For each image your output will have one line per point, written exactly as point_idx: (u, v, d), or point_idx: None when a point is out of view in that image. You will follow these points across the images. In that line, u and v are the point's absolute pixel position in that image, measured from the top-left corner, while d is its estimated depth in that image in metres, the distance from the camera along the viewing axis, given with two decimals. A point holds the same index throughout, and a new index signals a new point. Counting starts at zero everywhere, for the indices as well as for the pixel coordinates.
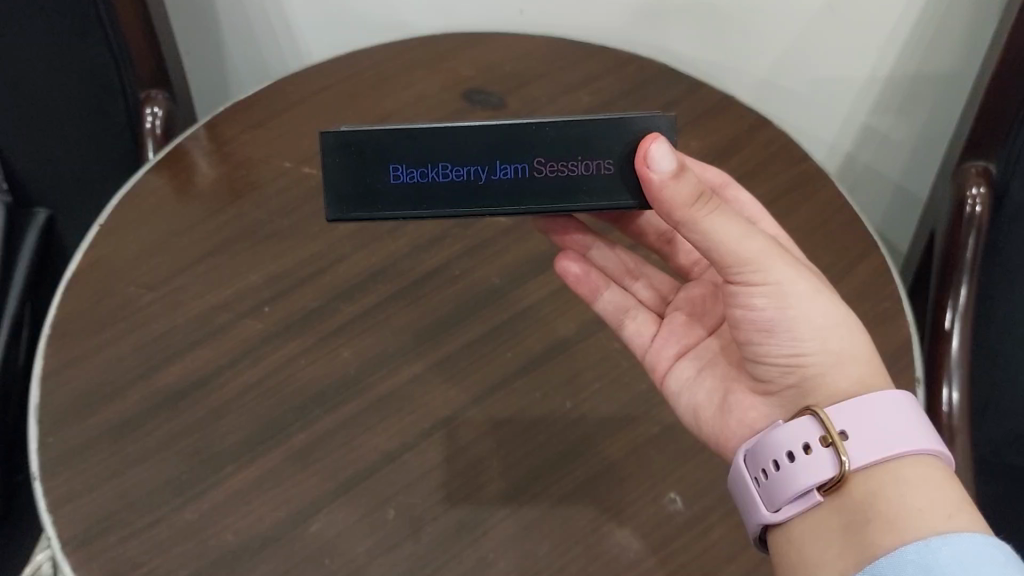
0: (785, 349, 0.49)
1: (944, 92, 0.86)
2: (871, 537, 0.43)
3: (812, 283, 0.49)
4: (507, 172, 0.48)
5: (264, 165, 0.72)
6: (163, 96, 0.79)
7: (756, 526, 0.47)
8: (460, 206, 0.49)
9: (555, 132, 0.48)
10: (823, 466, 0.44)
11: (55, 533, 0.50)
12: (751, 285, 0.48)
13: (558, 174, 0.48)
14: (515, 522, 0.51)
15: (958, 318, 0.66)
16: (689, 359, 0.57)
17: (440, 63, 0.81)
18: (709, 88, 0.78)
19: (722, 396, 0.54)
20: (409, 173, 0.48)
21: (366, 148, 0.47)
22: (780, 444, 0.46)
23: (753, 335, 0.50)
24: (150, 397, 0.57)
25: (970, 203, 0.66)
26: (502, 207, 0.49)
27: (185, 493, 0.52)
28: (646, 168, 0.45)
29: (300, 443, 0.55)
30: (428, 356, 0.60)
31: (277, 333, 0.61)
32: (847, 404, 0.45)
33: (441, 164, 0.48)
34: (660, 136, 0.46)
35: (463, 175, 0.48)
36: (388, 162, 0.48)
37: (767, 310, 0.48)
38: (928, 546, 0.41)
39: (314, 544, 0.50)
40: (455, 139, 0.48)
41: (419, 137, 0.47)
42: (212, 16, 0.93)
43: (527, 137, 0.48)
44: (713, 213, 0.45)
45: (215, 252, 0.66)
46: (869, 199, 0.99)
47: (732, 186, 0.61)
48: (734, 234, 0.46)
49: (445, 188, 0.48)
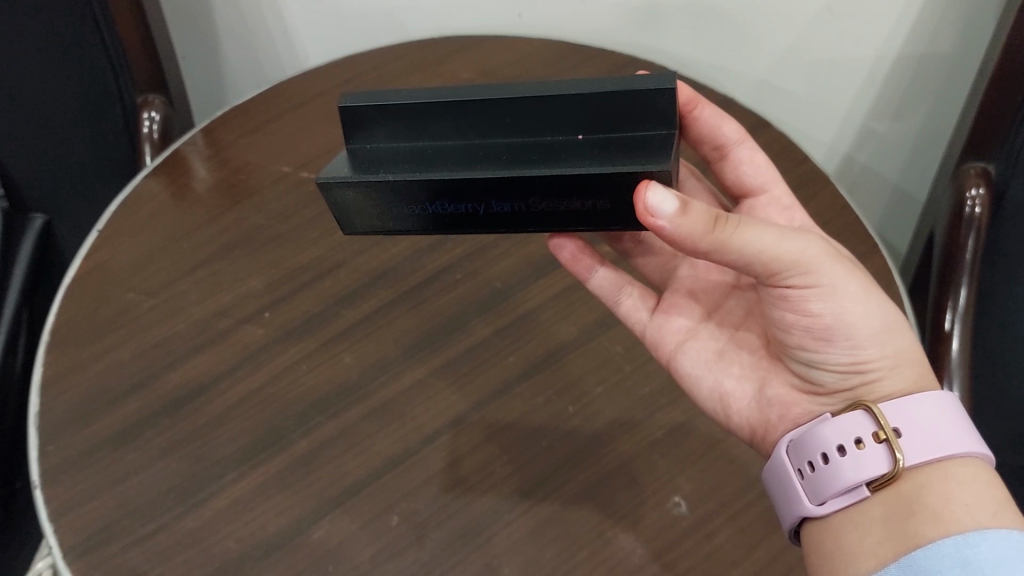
0: (843, 357, 0.49)
1: (943, 97, 0.86)
2: (913, 528, 0.43)
3: (863, 281, 0.48)
4: (503, 208, 0.47)
5: (264, 169, 0.72)
6: (162, 101, 0.77)
7: (793, 519, 0.47)
8: (466, 225, 0.49)
9: (543, 182, 0.45)
10: (877, 462, 0.44)
11: (57, 542, 0.50)
12: (806, 289, 0.47)
13: (556, 209, 0.47)
14: (520, 527, 0.51)
15: (958, 319, 0.66)
16: (705, 336, 0.57)
17: (437, 67, 0.81)
18: (708, 90, 0.78)
19: (757, 388, 0.53)
20: (410, 209, 0.48)
21: (362, 191, 0.47)
22: (829, 438, 0.46)
23: (808, 342, 0.49)
24: (151, 404, 0.57)
25: (969, 204, 0.66)
26: (507, 225, 0.49)
27: (186, 501, 0.52)
28: (652, 219, 0.42)
29: (303, 449, 0.55)
30: (431, 360, 0.60)
31: (277, 339, 0.61)
32: (902, 402, 0.45)
33: (438, 203, 0.47)
34: (652, 184, 0.42)
35: (461, 210, 0.48)
36: (388, 203, 0.48)
37: (825, 316, 0.47)
38: (967, 541, 0.41)
39: (318, 551, 0.50)
40: (444, 188, 0.46)
41: (410, 186, 0.46)
42: (208, 19, 0.92)
43: (515, 187, 0.46)
44: (737, 231, 0.43)
45: (215, 256, 0.66)
46: (868, 199, 0.99)
47: (748, 145, 0.62)
48: (776, 240, 0.45)
49: (448, 215, 0.49)
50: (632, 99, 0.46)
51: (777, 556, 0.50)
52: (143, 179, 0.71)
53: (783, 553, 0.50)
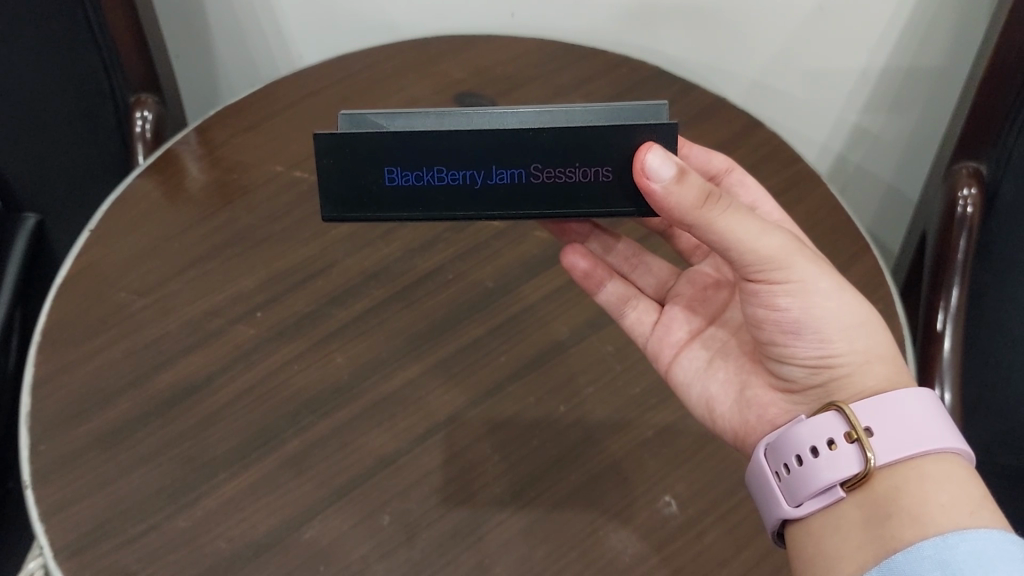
0: (812, 351, 0.48)
1: (934, 95, 0.87)
2: (892, 532, 0.43)
3: (834, 278, 0.49)
4: (503, 177, 0.48)
5: (256, 169, 0.72)
6: (155, 100, 0.79)
7: (774, 521, 0.47)
8: (457, 207, 0.49)
9: (551, 138, 0.46)
10: (848, 463, 0.44)
11: (48, 542, 0.50)
12: (774, 283, 0.48)
13: (555, 180, 0.48)
14: (510, 527, 0.51)
15: (949, 319, 0.67)
16: (700, 345, 0.57)
17: (431, 67, 0.81)
18: (701, 89, 0.78)
19: (738, 389, 0.54)
20: (405, 176, 0.48)
21: (360, 150, 0.47)
22: (803, 439, 0.46)
23: (777, 336, 0.50)
24: (142, 404, 0.57)
25: (960, 203, 0.68)
26: (498, 208, 0.49)
27: (177, 501, 0.52)
28: (646, 180, 0.44)
29: (294, 449, 0.55)
30: (422, 360, 0.60)
31: (270, 339, 0.61)
32: (872, 400, 0.46)
33: (436, 169, 0.47)
34: (654, 144, 0.45)
35: (458, 179, 0.48)
36: (384, 166, 0.47)
37: (792, 309, 0.48)
38: (945, 542, 0.41)
39: (310, 551, 0.50)
40: (449, 145, 0.47)
41: (414, 141, 0.46)
42: (201, 17, 0.92)
43: (521, 146, 0.47)
44: (723, 213, 0.45)
45: (207, 256, 0.66)
46: (860, 199, 0.99)
47: (738, 172, 0.62)
48: (751, 233, 0.46)
49: (443, 190, 0.48)
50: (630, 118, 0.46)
51: (765, 556, 0.50)
52: (135, 179, 0.71)
53: (771, 553, 0.50)
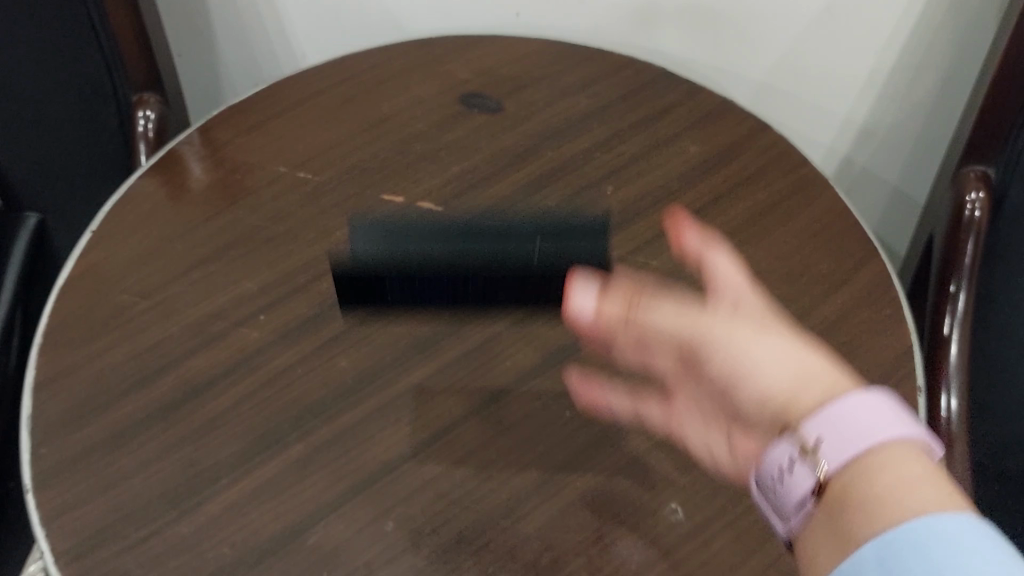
0: (752, 396, 0.48)
1: (944, 97, 0.86)
2: (846, 541, 0.42)
3: (762, 326, 0.49)
4: (479, 280, 0.58)
5: (260, 170, 0.71)
6: (157, 99, 0.78)
7: (782, 537, 0.47)
8: (451, 301, 0.61)
9: (514, 253, 0.57)
10: (803, 481, 0.44)
11: (49, 546, 0.50)
12: (704, 346, 0.49)
13: (522, 273, 0.58)
14: (515, 533, 0.51)
15: (957, 323, 0.67)
16: (683, 403, 0.52)
17: (437, 67, 0.80)
18: (708, 92, 0.78)
19: (730, 446, 0.50)
20: (400, 284, 0.58)
21: (367, 279, 0.58)
22: (769, 468, 0.46)
23: (721, 385, 0.49)
24: (144, 408, 0.56)
25: (969, 207, 0.68)
26: (482, 299, 0.61)
27: (180, 506, 0.52)
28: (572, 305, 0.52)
29: (297, 453, 0.54)
30: (426, 365, 0.59)
31: (274, 341, 0.60)
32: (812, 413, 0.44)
33: (425, 276, 0.57)
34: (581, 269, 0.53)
35: (444, 281, 0.58)
36: (384, 277, 0.58)
37: (723, 360, 0.49)
38: (885, 546, 0.39)
39: (313, 557, 0.50)
40: (432, 267, 0.57)
41: (407, 275, 0.57)
42: (203, 12, 0.91)
43: (492, 252, 0.57)
44: (649, 311, 0.51)
45: (210, 258, 0.65)
46: (865, 203, 0.98)
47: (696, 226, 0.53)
48: (673, 317, 0.50)
49: (433, 292, 0.59)
50: (575, 241, 0.58)
51: (772, 565, 0.50)
52: (137, 180, 0.71)
53: (778, 562, 0.50)
